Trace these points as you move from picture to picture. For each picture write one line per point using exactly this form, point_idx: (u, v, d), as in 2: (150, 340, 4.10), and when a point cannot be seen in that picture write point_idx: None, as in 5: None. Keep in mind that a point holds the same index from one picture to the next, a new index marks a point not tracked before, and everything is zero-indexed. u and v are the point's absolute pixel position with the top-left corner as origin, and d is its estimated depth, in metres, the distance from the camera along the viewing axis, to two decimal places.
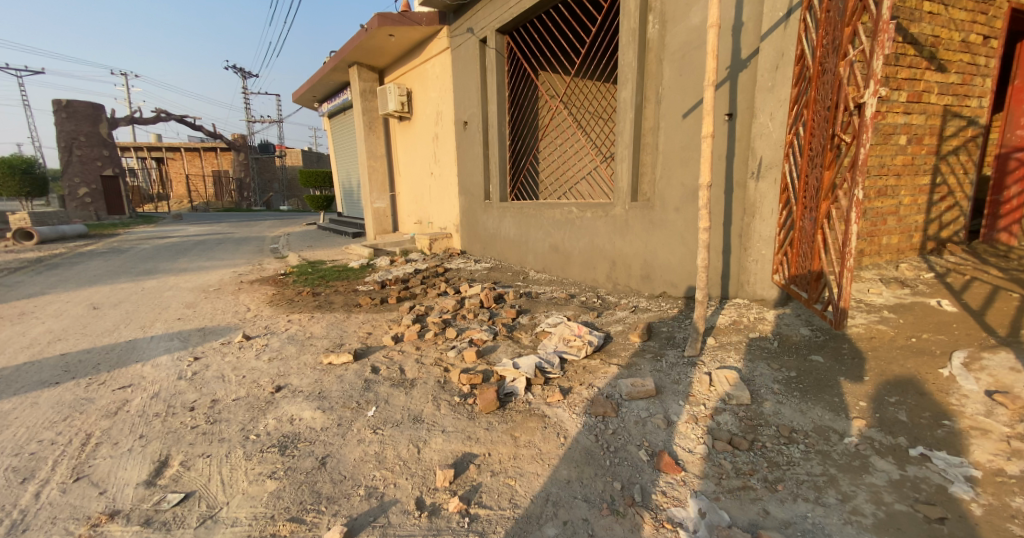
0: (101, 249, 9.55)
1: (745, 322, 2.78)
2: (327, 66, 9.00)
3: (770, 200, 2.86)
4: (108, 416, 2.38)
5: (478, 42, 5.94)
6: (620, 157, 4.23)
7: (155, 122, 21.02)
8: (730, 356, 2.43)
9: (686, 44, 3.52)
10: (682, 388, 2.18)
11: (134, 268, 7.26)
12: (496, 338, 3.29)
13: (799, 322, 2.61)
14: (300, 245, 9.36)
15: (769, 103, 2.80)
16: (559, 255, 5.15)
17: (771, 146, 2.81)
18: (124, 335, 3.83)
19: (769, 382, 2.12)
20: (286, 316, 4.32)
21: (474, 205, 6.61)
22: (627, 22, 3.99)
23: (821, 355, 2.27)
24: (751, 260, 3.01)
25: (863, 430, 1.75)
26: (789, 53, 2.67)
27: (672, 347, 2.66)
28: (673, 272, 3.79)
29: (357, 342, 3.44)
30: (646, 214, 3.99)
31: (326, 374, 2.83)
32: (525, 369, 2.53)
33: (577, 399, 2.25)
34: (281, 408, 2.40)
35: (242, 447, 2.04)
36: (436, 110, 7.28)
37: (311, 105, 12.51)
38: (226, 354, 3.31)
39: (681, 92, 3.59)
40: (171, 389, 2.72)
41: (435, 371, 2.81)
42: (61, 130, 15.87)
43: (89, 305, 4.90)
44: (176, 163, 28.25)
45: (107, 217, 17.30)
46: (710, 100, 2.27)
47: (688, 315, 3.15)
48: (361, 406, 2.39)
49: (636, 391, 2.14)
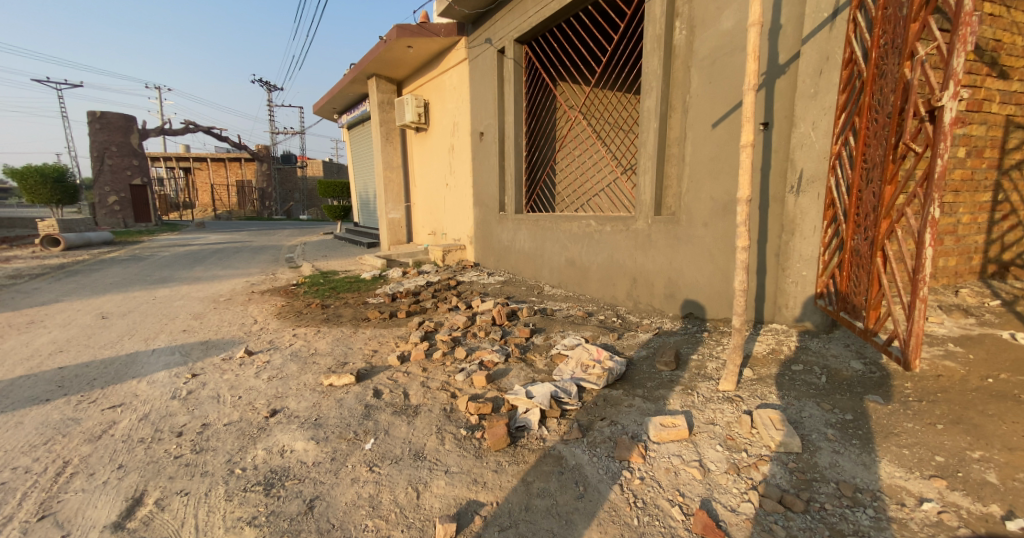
0: (122, 257, 9.64)
1: (786, 352, 2.49)
2: (347, 78, 9.02)
3: (813, 217, 2.61)
4: (91, 442, 2.23)
5: (496, 52, 5.80)
6: (643, 169, 4.00)
7: (183, 133, 21.63)
8: (772, 391, 2.15)
9: (716, 50, 3.29)
10: (718, 430, 1.92)
11: (150, 276, 7.26)
12: (508, 361, 3.06)
13: (849, 354, 2.34)
14: (314, 255, 9.30)
15: (811, 112, 2.55)
16: (575, 270, 4.91)
17: (813, 158, 2.56)
18: (126, 348, 3.71)
19: (822, 426, 1.84)
20: (292, 329, 4.16)
21: (489, 216, 6.43)
22: (652, 28, 3.79)
23: (880, 395, 1.98)
24: (789, 282, 2.75)
25: (945, 493, 1.46)
26: (835, 57, 2.43)
27: (704, 379, 2.39)
28: (700, 292, 3.52)
29: (361, 361, 3.24)
30: (671, 229, 3.74)
31: (325, 398, 2.63)
32: (539, 399, 2.28)
33: (598, 438, 2.00)
34: (272, 437, 2.21)
35: (225, 484, 1.85)
36: (452, 121, 7.18)
37: (331, 116, 12.58)
38: (225, 370, 3.15)
39: (710, 100, 3.36)
40: (162, 410, 2.56)
41: (441, 397, 2.60)
42: (94, 140, 16.38)
43: (97, 314, 4.83)
44: (201, 173, 28.96)
45: (133, 225, 17.67)
46: (751, 105, 2.02)
47: (720, 340, 2.88)
48: (359, 437, 2.17)
49: (666, 432, 1.89)
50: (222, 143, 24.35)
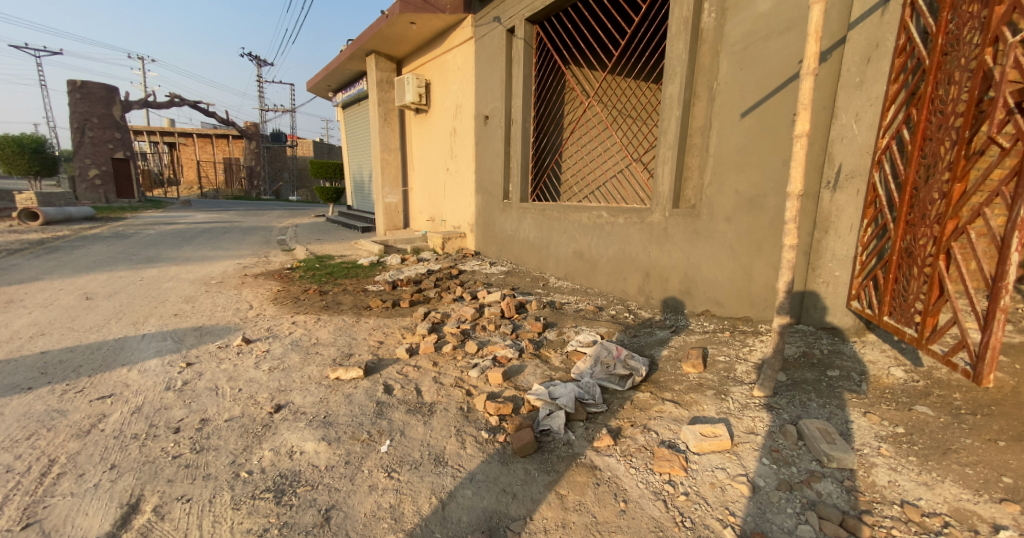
0: (104, 234, 9.25)
1: (820, 356, 2.39)
2: (344, 55, 8.67)
3: (850, 215, 2.49)
4: (79, 438, 2.04)
5: (506, 31, 5.56)
6: (662, 159, 3.85)
7: (168, 106, 20.89)
8: (811, 399, 2.04)
9: (748, 35, 3.15)
10: (761, 440, 1.80)
11: (136, 255, 6.96)
12: (523, 357, 2.93)
13: (887, 361, 2.25)
14: (307, 238, 9.04)
15: (855, 103, 2.43)
16: (583, 262, 4.77)
17: (853, 153, 2.45)
18: (114, 332, 3.50)
19: (873, 440, 1.74)
20: (291, 317, 3.97)
21: (491, 204, 6.24)
22: (679, 9, 3.64)
23: (928, 406, 1.89)
24: (820, 283, 2.64)
25: (1020, 519, 1.36)
26: (886, 44, 2.31)
27: (735, 383, 2.27)
28: (719, 289, 3.41)
29: (367, 353, 3.08)
30: (689, 223, 3.61)
31: (333, 393, 2.48)
32: (564, 401, 2.15)
33: (632, 446, 1.87)
34: (279, 436, 2.05)
35: (230, 490, 1.70)
36: (455, 103, 6.92)
37: (325, 94, 12.18)
38: (222, 360, 2.97)
39: (739, 88, 3.21)
40: (156, 403, 2.38)
41: (456, 394, 2.46)
42: (74, 110, 15.64)
43: (81, 295, 4.57)
44: (187, 149, 28.14)
45: (116, 200, 17.09)
46: (808, 91, 1.90)
47: (745, 341, 2.77)
48: (373, 438, 2.03)
49: (707, 442, 1.77)
50: (209, 118, 23.57)
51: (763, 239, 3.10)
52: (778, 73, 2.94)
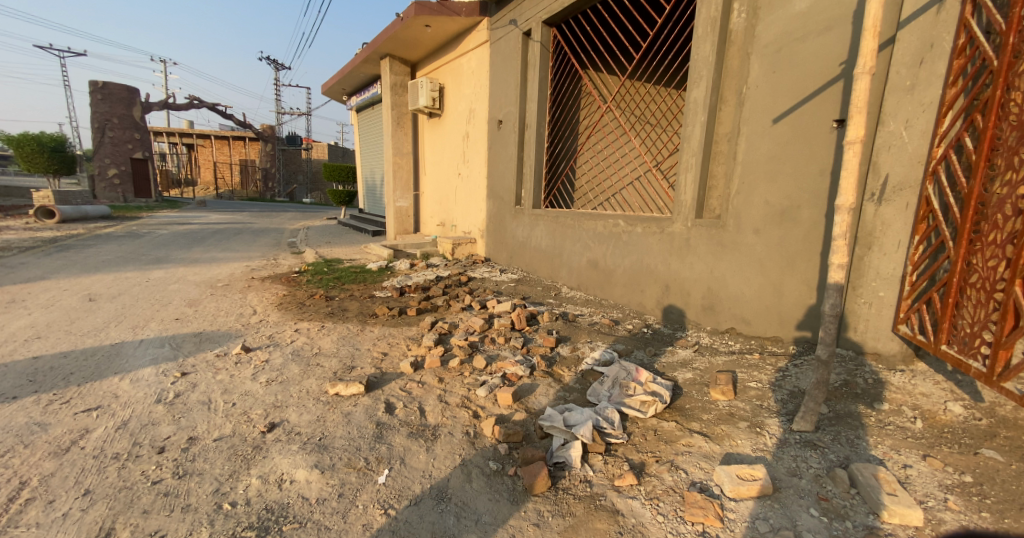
0: (117, 233, 9.27)
1: (863, 387, 2.17)
2: (358, 58, 8.62)
3: (897, 230, 2.29)
4: (55, 458, 1.90)
5: (522, 34, 5.42)
6: (684, 166, 3.66)
7: (187, 108, 21.23)
8: (859, 436, 1.82)
9: (782, 36, 2.96)
10: (806, 485, 1.59)
11: (145, 255, 6.92)
12: (534, 375, 2.73)
13: (942, 394, 2.02)
14: (317, 241, 8.95)
15: (905, 108, 2.25)
16: (598, 272, 4.57)
17: (903, 163, 2.26)
18: (112, 336, 3.38)
19: (937, 490, 1.52)
20: (294, 324, 3.83)
21: (503, 210, 6.07)
22: (706, 9, 3.47)
23: (996, 450, 1.66)
24: (861, 303, 2.43)
25: None
26: (942, 44, 2.12)
27: (770, 414, 2.06)
28: (746, 306, 3.20)
29: (369, 366, 2.91)
30: (714, 234, 3.40)
31: (331, 411, 2.31)
32: (580, 430, 1.97)
33: (658, 487, 1.66)
34: (270, 460, 1.89)
35: (209, 526, 1.54)
36: (469, 107, 6.79)
37: (339, 97, 12.17)
38: (219, 370, 2.82)
39: (771, 93, 3.03)
40: (144, 418, 2.23)
41: (462, 416, 2.27)
42: (95, 111, 15.88)
43: (85, 296, 4.49)
44: (205, 150, 28.55)
45: (133, 200, 17.27)
46: (863, 92, 1.71)
47: (777, 365, 2.54)
48: (371, 467, 1.85)
49: (745, 487, 1.55)
50: (226, 120, 23.86)
51: (795, 253, 2.89)
52: (815, 78, 2.77)
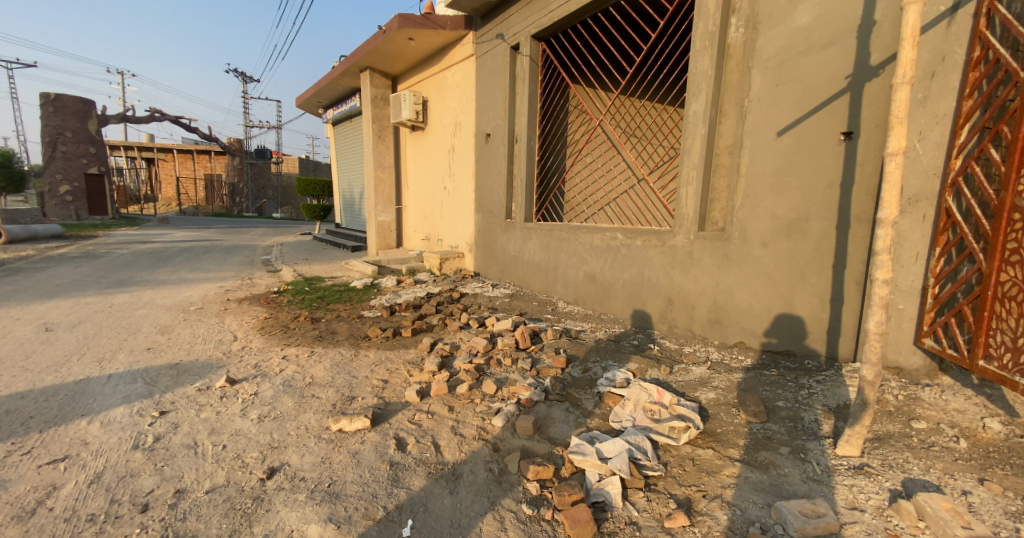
0: (73, 253, 8.66)
1: (895, 404, 2.12)
2: (337, 71, 8.40)
3: (915, 242, 2.26)
4: (18, 524, 1.63)
5: (510, 48, 5.35)
6: (685, 179, 3.62)
7: (147, 121, 20.41)
8: (909, 461, 1.75)
9: (784, 50, 2.96)
10: (871, 520, 1.51)
11: (106, 278, 6.43)
12: (549, 400, 2.58)
13: (978, 410, 1.98)
14: (294, 258, 8.59)
15: (918, 120, 2.24)
16: (596, 286, 4.47)
17: (918, 174, 2.24)
18: (75, 372, 3.04)
19: (1004, 518, 1.45)
20: (280, 350, 3.56)
21: (493, 223, 5.92)
22: (704, 23, 3.47)
23: None
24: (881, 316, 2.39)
25: None
26: (954, 58, 2.12)
27: (808, 438, 1.98)
28: (756, 319, 3.15)
29: (371, 396, 2.70)
30: (718, 248, 3.34)
31: (337, 450, 2.10)
32: (615, 463, 1.84)
33: (714, 528, 1.54)
34: (275, 515, 1.68)
35: None
36: (455, 120, 6.66)
37: (314, 109, 11.86)
38: (203, 407, 2.56)
39: (775, 106, 3.01)
40: (121, 468, 1.96)
41: (482, 450, 2.10)
42: (46, 124, 15.03)
43: (40, 326, 4.08)
44: (167, 164, 27.45)
45: (87, 217, 16.27)
46: (903, 105, 1.67)
47: (801, 382, 2.48)
48: (392, 517, 1.67)
49: (813, 526, 1.45)
50: (189, 133, 22.98)
51: (807, 265, 2.85)
52: (822, 90, 2.76)
